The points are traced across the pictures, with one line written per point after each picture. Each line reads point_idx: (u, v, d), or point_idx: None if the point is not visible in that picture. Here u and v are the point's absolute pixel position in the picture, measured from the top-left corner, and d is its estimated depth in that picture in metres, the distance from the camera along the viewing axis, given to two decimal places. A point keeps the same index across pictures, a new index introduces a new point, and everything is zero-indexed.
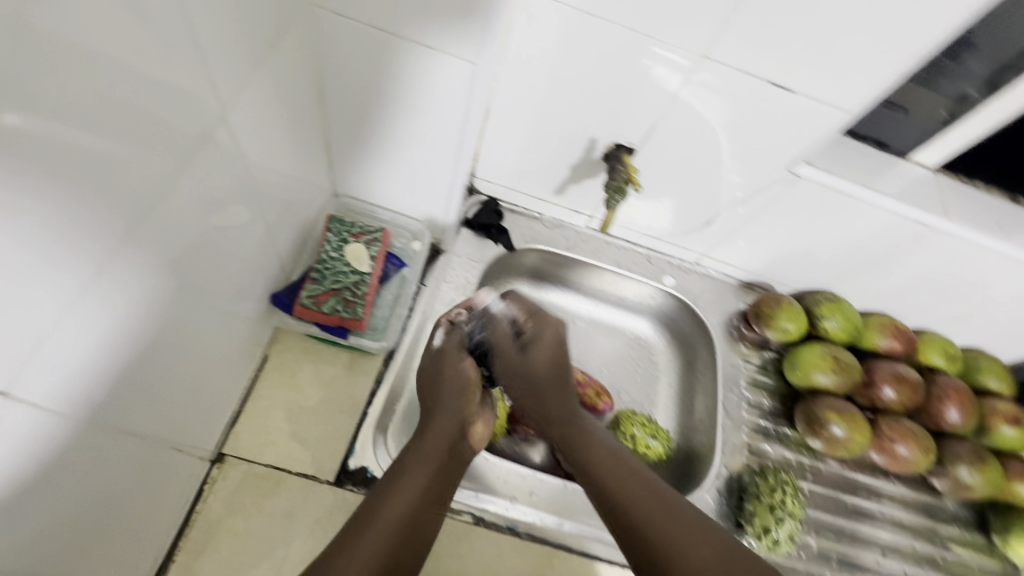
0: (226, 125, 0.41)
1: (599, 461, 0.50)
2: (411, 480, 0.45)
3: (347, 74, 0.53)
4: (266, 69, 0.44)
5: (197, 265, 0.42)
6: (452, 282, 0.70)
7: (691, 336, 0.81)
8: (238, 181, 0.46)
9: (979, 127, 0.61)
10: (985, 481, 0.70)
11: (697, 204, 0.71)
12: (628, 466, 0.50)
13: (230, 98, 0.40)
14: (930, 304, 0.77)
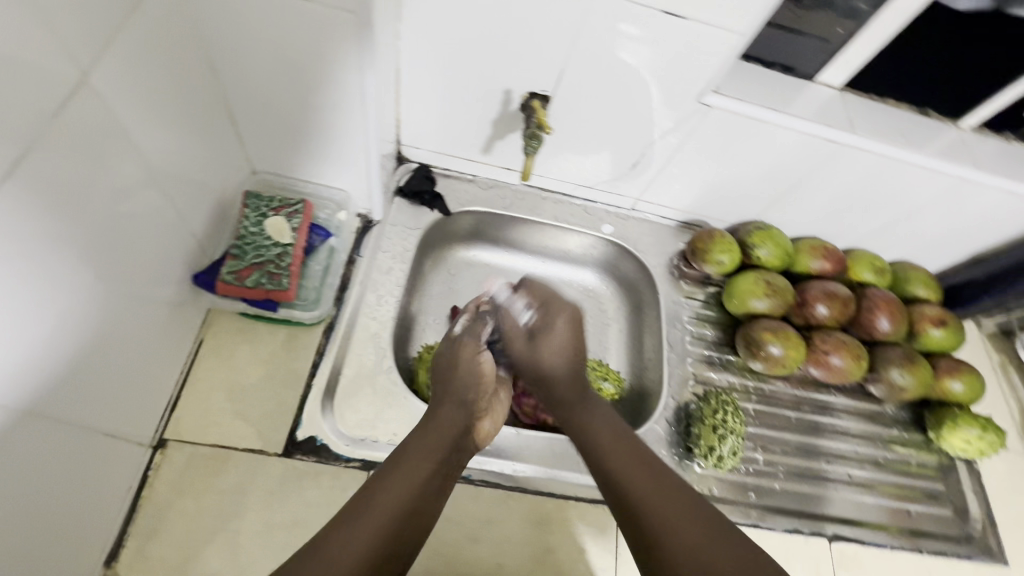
0: (111, 103, 0.41)
1: (605, 447, 0.52)
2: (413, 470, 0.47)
3: (240, 43, 0.51)
4: (147, 42, 0.43)
5: (102, 249, 0.41)
6: (389, 251, 0.71)
7: (635, 281, 0.83)
8: (136, 161, 0.45)
9: (874, 42, 0.63)
10: (917, 381, 0.73)
11: (621, 147, 0.72)
12: (632, 452, 0.52)
13: (109, 73, 0.39)
14: (856, 223, 0.80)
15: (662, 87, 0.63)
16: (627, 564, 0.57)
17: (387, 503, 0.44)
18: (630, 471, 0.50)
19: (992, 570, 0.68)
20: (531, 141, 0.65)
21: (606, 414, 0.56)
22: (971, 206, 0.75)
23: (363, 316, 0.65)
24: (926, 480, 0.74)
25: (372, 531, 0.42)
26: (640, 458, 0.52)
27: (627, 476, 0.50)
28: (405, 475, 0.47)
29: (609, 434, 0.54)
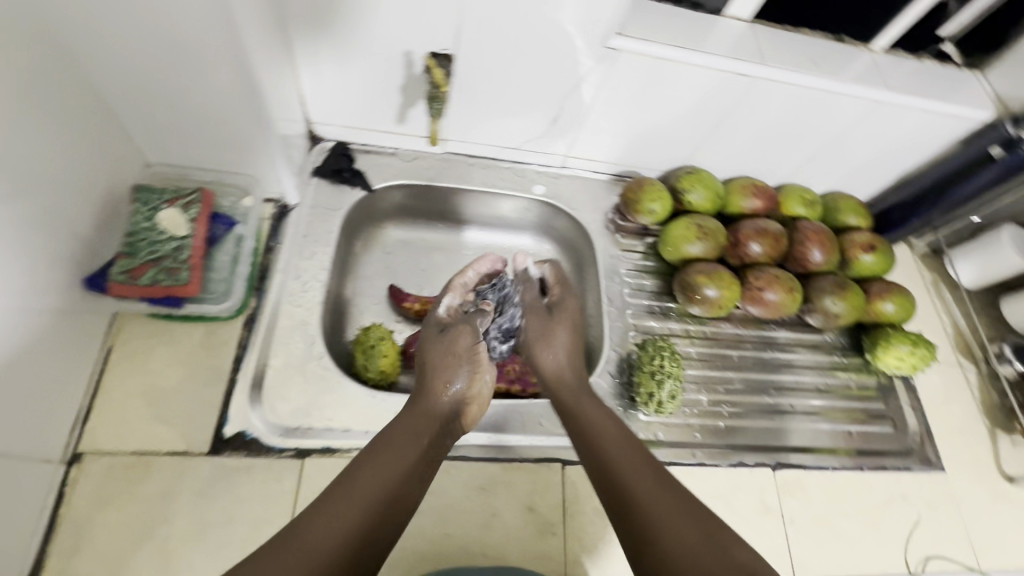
0: None
1: (595, 437, 0.50)
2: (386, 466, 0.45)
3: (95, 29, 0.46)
4: None
5: None
6: (309, 234, 0.68)
7: (573, 239, 0.83)
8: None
9: None
10: (850, 307, 0.75)
11: (538, 102, 0.70)
12: (632, 450, 0.48)
13: None
14: (784, 157, 0.80)
15: (583, 35, 0.61)
16: (575, 517, 0.57)
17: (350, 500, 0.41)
18: (630, 470, 0.46)
19: (929, 477, 0.71)
20: (435, 103, 0.66)
21: (604, 411, 0.53)
22: (892, 129, 0.75)
23: (287, 304, 0.63)
24: (867, 400, 0.77)
25: (347, 528, 0.40)
26: (640, 457, 0.48)
27: (625, 475, 0.46)
28: (376, 471, 0.44)
29: (608, 430, 0.51)
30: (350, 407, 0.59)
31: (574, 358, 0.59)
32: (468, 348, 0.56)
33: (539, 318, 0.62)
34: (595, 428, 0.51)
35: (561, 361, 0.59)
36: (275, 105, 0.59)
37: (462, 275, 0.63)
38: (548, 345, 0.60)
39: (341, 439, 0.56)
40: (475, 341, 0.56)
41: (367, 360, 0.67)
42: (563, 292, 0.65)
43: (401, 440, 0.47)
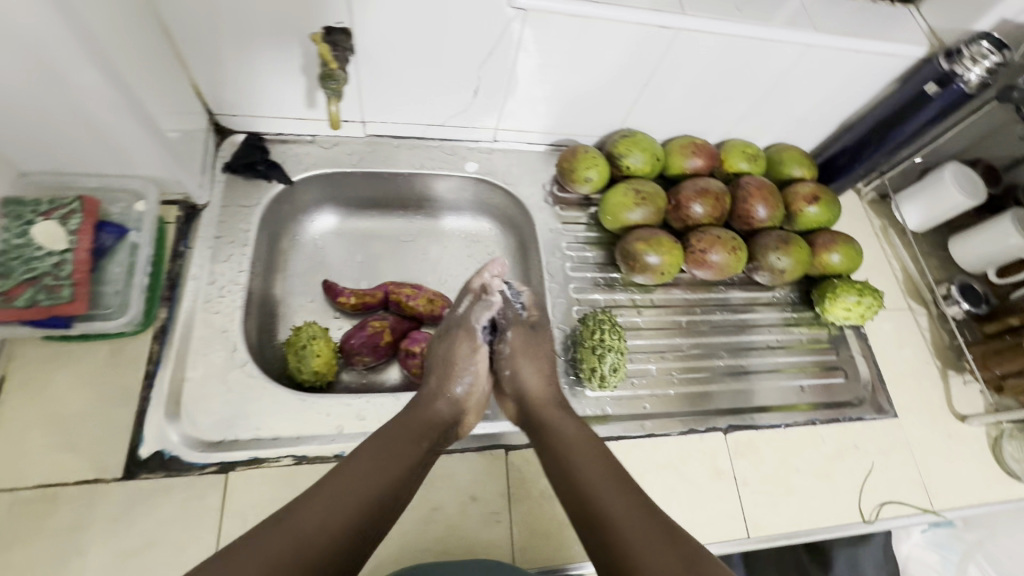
0: None
1: (571, 448, 0.50)
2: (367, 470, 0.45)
3: None
4: None
5: None
6: (225, 234, 0.64)
7: (514, 216, 0.80)
8: None
9: None
10: (796, 262, 0.73)
11: (455, 73, 0.66)
12: (612, 474, 0.47)
13: None
14: (723, 113, 0.78)
15: None
16: (520, 504, 0.56)
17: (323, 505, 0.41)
18: (608, 498, 0.45)
19: (883, 424, 0.71)
20: (329, 82, 0.60)
21: (585, 433, 0.52)
22: (828, 74, 0.73)
23: (203, 311, 0.59)
24: (820, 353, 0.76)
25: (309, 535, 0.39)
26: (619, 482, 0.46)
27: (601, 503, 0.44)
28: (357, 477, 0.44)
29: (586, 454, 0.49)
30: (277, 412, 0.56)
31: (549, 387, 0.57)
32: (467, 353, 0.58)
33: (521, 335, 0.60)
34: (574, 450, 0.49)
35: (535, 388, 0.57)
36: (154, 99, 0.54)
37: (480, 276, 0.62)
38: (522, 370, 0.58)
39: (268, 447, 0.54)
40: (473, 348, 0.58)
41: (299, 361, 0.64)
42: (540, 318, 0.63)
43: (384, 454, 0.47)
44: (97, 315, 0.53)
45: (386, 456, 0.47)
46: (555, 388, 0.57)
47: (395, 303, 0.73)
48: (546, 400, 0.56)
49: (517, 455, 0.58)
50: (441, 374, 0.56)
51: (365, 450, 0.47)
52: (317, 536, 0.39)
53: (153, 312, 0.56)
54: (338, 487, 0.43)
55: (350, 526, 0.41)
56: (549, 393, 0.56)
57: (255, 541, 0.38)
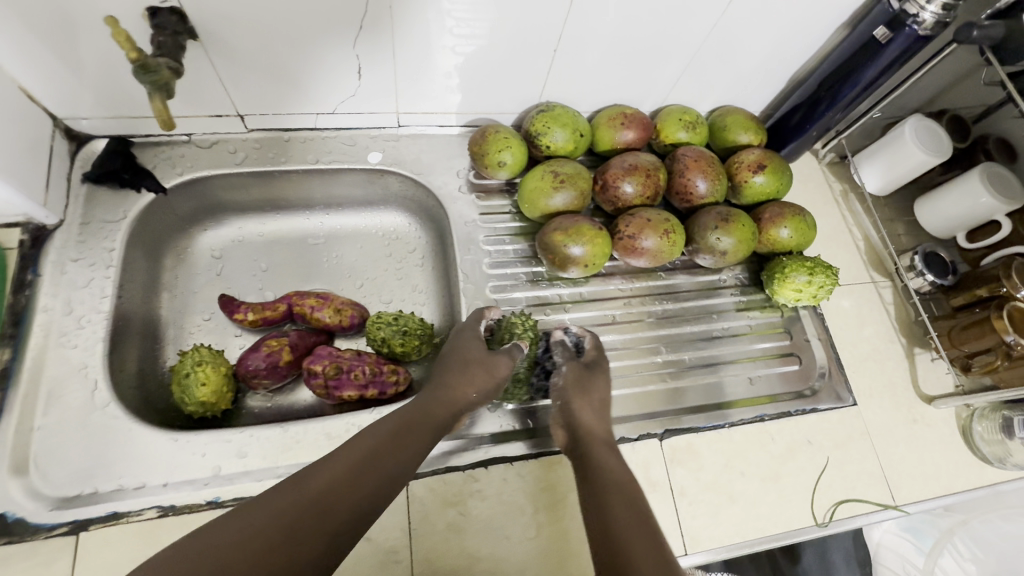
0: None
1: (613, 488, 0.44)
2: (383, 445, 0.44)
3: None
4: None
5: None
6: (84, 256, 0.57)
7: (431, 208, 0.72)
8: None
9: None
10: (740, 240, 0.65)
11: (330, 53, 0.57)
12: (636, 509, 0.42)
13: None
14: (654, 76, 0.69)
15: None
16: (423, 539, 0.50)
17: (338, 472, 0.41)
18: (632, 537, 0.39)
19: (840, 415, 0.65)
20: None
21: (626, 474, 0.46)
22: (765, 24, 0.63)
23: (56, 348, 0.52)
24: (774, 338, 0.69)
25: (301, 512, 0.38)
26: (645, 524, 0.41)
27: (623, 534, 0.40)
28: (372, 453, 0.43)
29: (617, 488, 0.44)
30: (142, 458, 0.50)
31: (604, 433, 0.51)
32: (478, 381, 0.53)
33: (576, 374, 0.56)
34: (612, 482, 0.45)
35: (592, 430, 0.51)
36: None
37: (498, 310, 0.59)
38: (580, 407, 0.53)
39: (130, 499, 0.48)
40: (490, 376, 0.53)
41: (184, 390, 0.57)
42: (597, 355, 0.58)
43: (390, 453, 0.44)
44: None
45: (395, 447, 0.44)
46: (609, 433, 0.52)
47: (299, 315, 0.65)
48: (599, 440, 0.50)
49: (418, 484, 0.52)
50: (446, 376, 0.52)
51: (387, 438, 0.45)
52: (300, 527, 0.37)
53: None
54: (352, 466, 0.41)
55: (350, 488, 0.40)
56: (603, 434, 0.51)
57: (244, 513, 0.38)
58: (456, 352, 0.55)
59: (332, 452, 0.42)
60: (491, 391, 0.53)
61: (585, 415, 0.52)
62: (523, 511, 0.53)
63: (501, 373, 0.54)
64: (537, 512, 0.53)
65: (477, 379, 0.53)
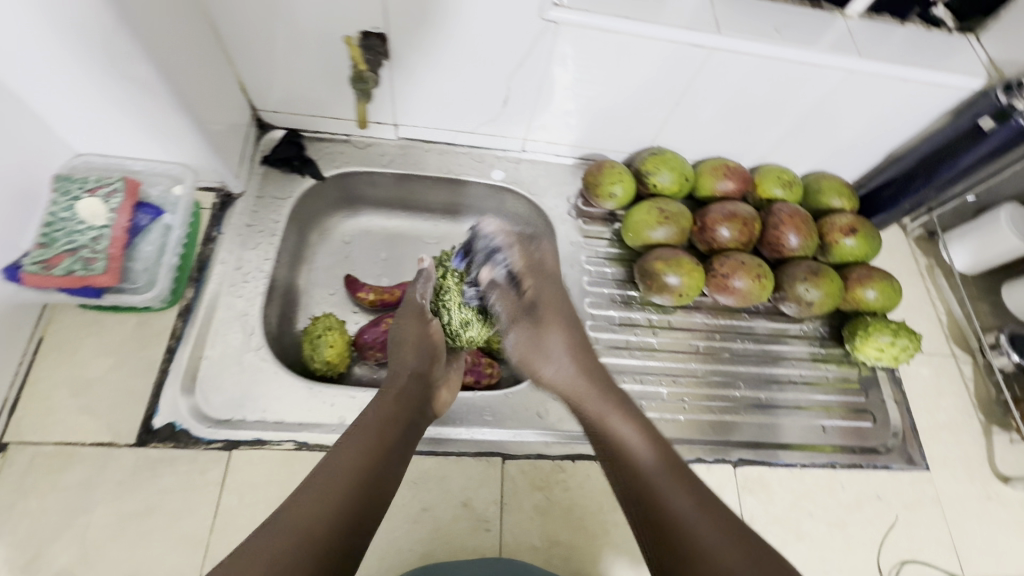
0: None
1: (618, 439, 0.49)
2: (385, 415, 0.50)
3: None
4: None
5: None
6: (256, 223, 0.67)
7: (538, 226, 0.80)
8: None
9: None
10: (826, 294, 0.70)
11: (485, 85, 0.67)
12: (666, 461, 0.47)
13: None
14: (759, 136, 0.75)
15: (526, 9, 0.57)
16: (512, 514, 0.55)
17: (365, 448, 0.46)
18: (670, 494, 0.44)
19: (911, 477, 0.66)
20: (360, 84, 0.64)
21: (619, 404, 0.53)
22: (873, 102, 0.69)
23: (226, 295, 0.61)
24: (848, 393, 0.72)
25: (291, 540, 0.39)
26: (674, 473, 0.46)
27: (665, 498, 0.44)
28: (377, 424, 0.49)
29: (643, 449, 0.48)
30: (284, 398, 0.58)
31: (593, 374, 0.57)
32: (415, 335, 0.59)
33: (524, 327, 0.61)
34: (637, 445, 0.48)
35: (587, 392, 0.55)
36: (202, 93, 0.57)
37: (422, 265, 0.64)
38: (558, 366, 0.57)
39: (272, 431, 0.55)
40: (423, 324, 0.60)
41: (314, 349, 0.65)
42: (541, 282, 0.62)
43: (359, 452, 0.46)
44: (125, 291, 0.54)
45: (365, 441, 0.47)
46: (603, 376, 0.57)
47: None
48: (597, 393, 0.54)
49: (512, 464, 0.57)
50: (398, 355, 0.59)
51: (382, 408, 0.51)
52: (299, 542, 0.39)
53: (180, 291, 0.59)
54: (325, 478, 0.43)
55: (380, 454, 0.46)
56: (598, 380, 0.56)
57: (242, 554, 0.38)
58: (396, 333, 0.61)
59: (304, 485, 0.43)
60: (433, 330, 0.60)
61: (571, 365, 0.57)
62: (602, 508, 0.57)
63: (422, 304, 0.62)
64: (613, 510, 0.57)
65: (415, 327, 0.60)
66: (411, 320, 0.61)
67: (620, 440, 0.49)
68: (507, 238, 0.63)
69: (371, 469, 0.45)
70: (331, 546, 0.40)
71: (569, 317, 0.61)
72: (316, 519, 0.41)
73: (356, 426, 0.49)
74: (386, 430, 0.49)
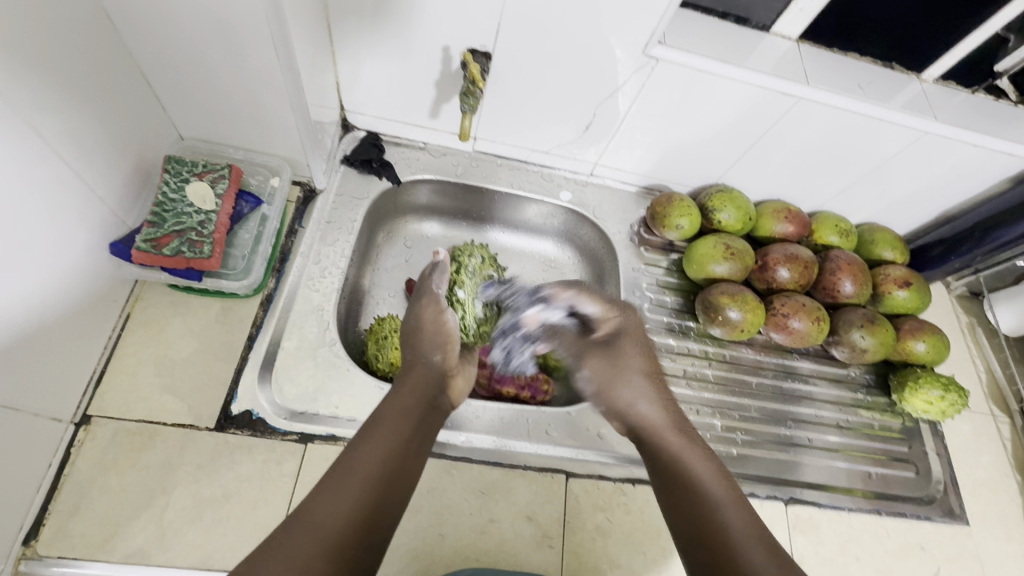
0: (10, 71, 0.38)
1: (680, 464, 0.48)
2: (402, 403, 0.47)
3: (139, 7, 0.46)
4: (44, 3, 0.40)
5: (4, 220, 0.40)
6: (334, 221, 0.68)
7: (597, 248, 0.81)
8: (40, 135, 0.42)
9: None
10: (879, 343, 0.71)
11: (572, 108, 0.70)
12: (718, 471, 0.47)
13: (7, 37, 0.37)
14: (822, 184, 0.78)
15: (630, 43, 0.60)
16: (574, 531, 0.56)
17: (384, 439, 0.43)
18: (730, 520, 0.43)
19: (952, 530, 0.68)
20: (468, 99, 0.63)
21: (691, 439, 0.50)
22: (939, 164, 0.72)
23: (304, 288, 0.62)
24: (891, 442, 0.74)
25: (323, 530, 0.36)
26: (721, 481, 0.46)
27: (724, 525, 0.43)
28: (393, 413, 0.46)
29: (697, 459, 0.48)
30: (356, 396, 0.58)
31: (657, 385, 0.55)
32: (433, 319, 0.59)
33: (600, 360, 0.58)
34: (705, 479, 0.46)
35: (650, 404, 0.53)
36: (311, 90, 0.59)
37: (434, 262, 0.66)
38: (625, 385, 0.55)
39: (346, 428, 0.56)
40: (440, 313, 0.60)
41: (379, 349, 0.64)
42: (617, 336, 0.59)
43: (386, 437, 0.43)
44: (223, 275, 0.58)
45: (385, 425, 0.44)
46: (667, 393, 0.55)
47: None
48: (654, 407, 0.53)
49: (575, 483, 0.58)
50: (414, 345, 0.57)
51: (399, 398, 0.48)
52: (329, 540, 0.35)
53: (265, 281, 0.60)
54: (348, 464, 0.40)
55: (399, 443, 0.43)
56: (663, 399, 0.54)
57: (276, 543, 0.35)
58: (412, 320, 0.61)
59: (330, 475, 0.39)
60: (448, 323, 0.59)
61: (652, 410, 0.53)
62: (661, 534, 0.57)
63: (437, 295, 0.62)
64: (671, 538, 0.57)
65: (431, 314, 0.60)
66: (429, 306, 0.61)
67: (690, 470, 0.47)
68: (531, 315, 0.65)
69: (393, 468, 0.41)
70: (347, 546, 0.36)
71: (633, 326, 0.61)
72: (341, 517, 0.37)
73: (373, 415, 0.46)
74: (405, 420, 0.45)
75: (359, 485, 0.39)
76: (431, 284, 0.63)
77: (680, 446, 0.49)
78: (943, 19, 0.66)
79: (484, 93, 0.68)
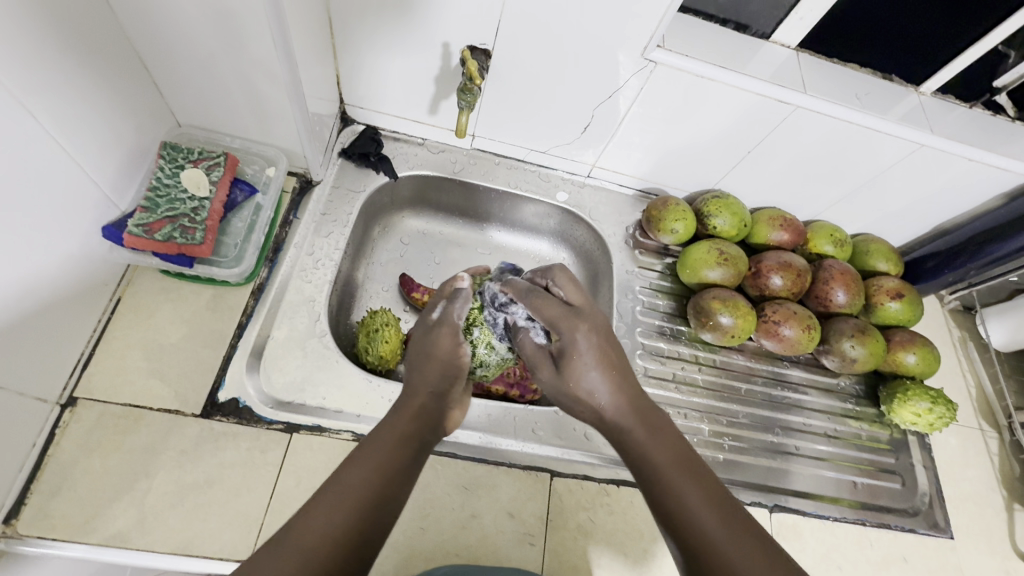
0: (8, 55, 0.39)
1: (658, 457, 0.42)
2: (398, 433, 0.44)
3: None
4: None
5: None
6: (329, 213, 0.69)
7: (591, 249, 0.82)
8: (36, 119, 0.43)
9: (812, 10, 0.64)
10: (868, 353, 0.71)
11: (571, 110, 0.70)
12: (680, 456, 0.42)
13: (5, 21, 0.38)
14: (818, 194, 0.78)
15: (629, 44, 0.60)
16: (555, 531, 0.56)
17: (372, 472, 0.40)
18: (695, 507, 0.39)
19: (934, 542, 0.67)
20: (465, 95, 0.63)
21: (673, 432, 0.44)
22: (937, 176, 0.72)
23: (296, 278, 0.63)
24: (879, 453, 0.74)
25: (312, 554, 0.34)
26: (694, 477, 0.41)
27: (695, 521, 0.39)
28: (381, 445, 0.42)
29: (659, 448, 0.43)
30: (343, 387, 0.58)
31: (613, 363, 0.46)
32: (449, 350, 0.51)
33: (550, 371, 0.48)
34: (670, 472, 0.41)
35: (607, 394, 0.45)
36: (309, 82, 0.59)
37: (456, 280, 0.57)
38: (580, 377, 0.45)
39: (331, 419, 0.56)
40: (457, 344, 0.51)
41: (368, 343, 0.63)
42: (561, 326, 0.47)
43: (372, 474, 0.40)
44: (213, 262, 0.58)
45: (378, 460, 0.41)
46: (618, 364, 0.46)
47: None
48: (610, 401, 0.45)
49: (559, 482, 0.58)
50: (418, 368, 0.51)
51: (392, 426, 0.44)
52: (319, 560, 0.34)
53: (257, 269, 0.61)
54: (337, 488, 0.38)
55: (389, 474, 0.40)
56: (624, 386, 0.45)
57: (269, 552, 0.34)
58: (422, 344, 0.52)
59: (321, 492, 0.38)
60: (464, 355, 0.52)
61: (600, 387, 0.45)
62: (644, 537, 0.57)
63: (457, 325, 0.52)
64: (654, 540, 0.57)
65: (446, 343, 0.51)
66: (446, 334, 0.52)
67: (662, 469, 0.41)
68: (511, 291, 0.52)
69: (381, 500, 0.39)
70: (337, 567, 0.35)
71: (598, 325, 0.47)
72: (328, 534, 0.35)
73: (364, 443, 0.42)
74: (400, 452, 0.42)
75: (349, 503, 0.37)
76: (455, 313, 0.53)
77: (643, 437, 0.43)
78: (941, 35, 0.66)
79: (484, 91, 0.68)
